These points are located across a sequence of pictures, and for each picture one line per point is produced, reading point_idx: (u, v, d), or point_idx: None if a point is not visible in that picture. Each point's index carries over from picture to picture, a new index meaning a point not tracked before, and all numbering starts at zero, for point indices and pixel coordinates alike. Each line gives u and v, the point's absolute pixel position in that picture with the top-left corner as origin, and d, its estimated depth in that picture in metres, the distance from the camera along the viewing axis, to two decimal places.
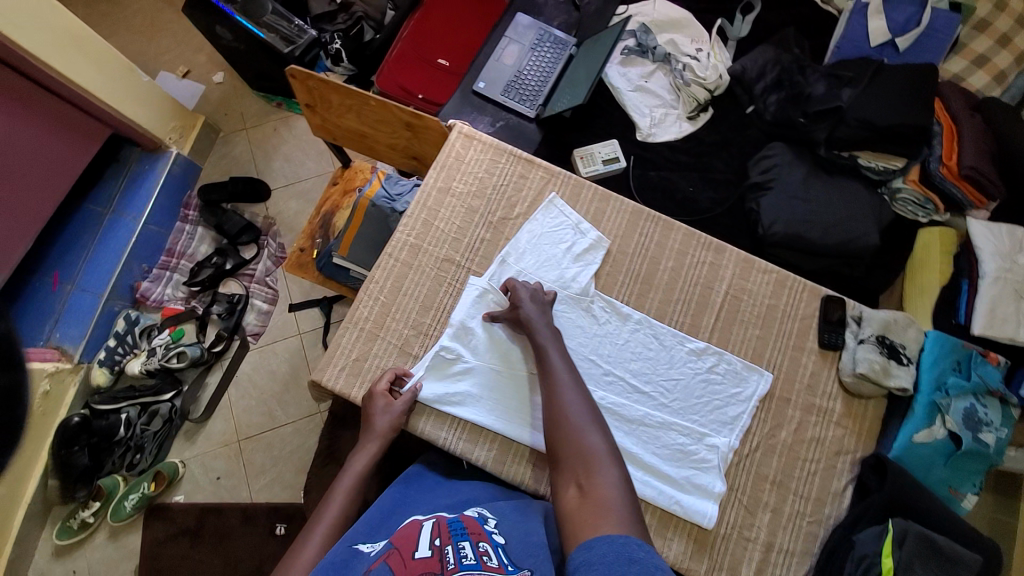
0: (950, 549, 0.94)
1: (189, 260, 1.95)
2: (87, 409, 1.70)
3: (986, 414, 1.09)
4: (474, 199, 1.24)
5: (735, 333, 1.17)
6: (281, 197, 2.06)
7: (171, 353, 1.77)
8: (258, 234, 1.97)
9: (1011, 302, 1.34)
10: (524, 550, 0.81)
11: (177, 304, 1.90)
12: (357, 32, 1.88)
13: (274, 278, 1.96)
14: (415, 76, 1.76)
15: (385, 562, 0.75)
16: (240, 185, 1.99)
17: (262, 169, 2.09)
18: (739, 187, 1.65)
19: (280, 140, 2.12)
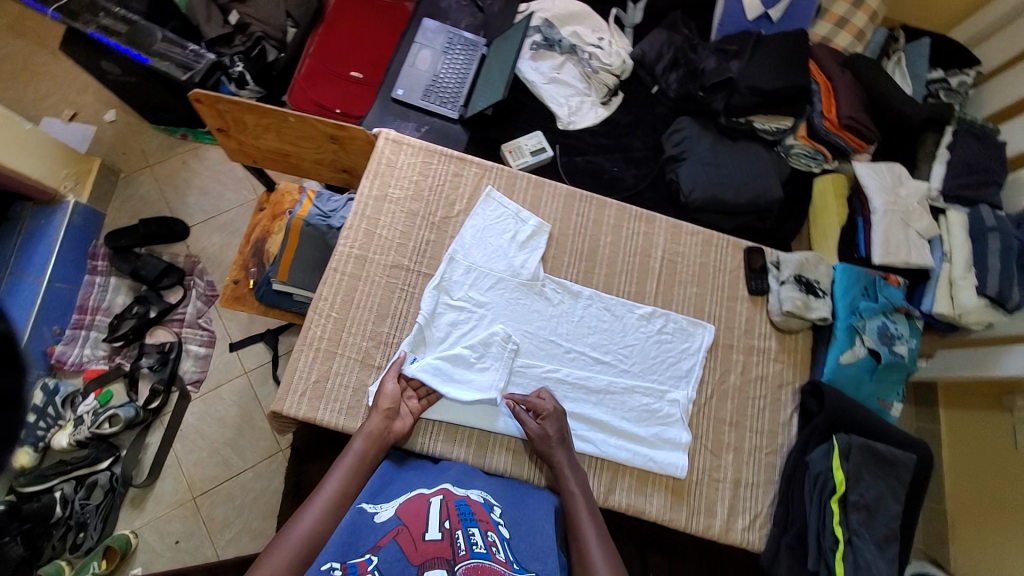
0: (890, 455, 1.07)
1: (106, 314, 1.78)
2: (13, 493, 1.54)
3: (896, 328, 1.23)
4: (413, 203, 1.24)
5: (675, 294, 1.26)
6: (202, 233, 1.94)
7: (101, 419, 1.62)
8: (182, 276, 1.84)
9: (899, 232, 1.55)
10: (529, 548, 0.87)
11: (99, 364, 1.73)
12: (260, 53, 1.81)
13: (207, 319, 1.84)
14: (329, 90, 1.73)
15: (395, 540, 0.79)
16: (154, 227, 1.85)
17: (176, 206, 1.95)
18: (657, 162, 1.77)
19: (192, 173, 1.99)
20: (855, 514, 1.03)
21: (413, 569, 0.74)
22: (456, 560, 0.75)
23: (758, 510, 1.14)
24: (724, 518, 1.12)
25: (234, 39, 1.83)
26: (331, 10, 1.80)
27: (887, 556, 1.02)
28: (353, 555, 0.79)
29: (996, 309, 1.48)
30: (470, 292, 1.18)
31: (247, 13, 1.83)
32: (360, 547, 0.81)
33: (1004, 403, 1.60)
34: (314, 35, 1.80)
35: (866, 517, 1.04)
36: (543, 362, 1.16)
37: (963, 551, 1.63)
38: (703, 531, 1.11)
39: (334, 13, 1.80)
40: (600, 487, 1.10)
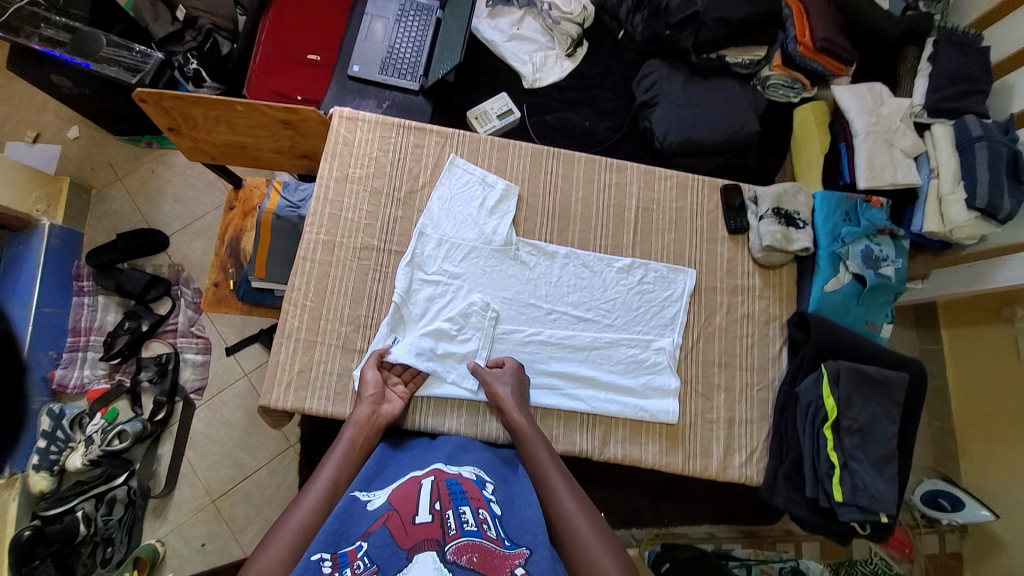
0: (880, 376, 1.06)
1: (100, 333, 1.78)
2: (37, 518, 1.56)
3: (881, 251, 1.20)
4: (376, 181, 1.20)
5: (654, 242, 1.24)
6: (182, 241, 1.91)
7: (110, 435, 1.63)
8: (168, 286, 1.82)
9: (884, 152, 1.49)
10: (519, 525, 0.83)
11: (100, 383, 1.75)
12: (213, 45, 1.72)
13: (200, 326, 1.84)
14: (287, 77, 1.65)
15: (385, 525, 0.76)
16: (132, 240, 1.82)
17: (151, 217, 1.92)
18: (630, 111, 1.71)
19: (162, 181, 1.96)
20: (849, 438, 1.04)
21: (403, 553, 0.71)
22: (447, 539, 0.73)
23: (754, 446, 1.15)
24: (721, 458, 1.13)
25: (185, 35, 1.73)
26: None
27: (884, 476, 1.03)
28: (343, 543, 0.75)
29: (986, 220, 1.43)
30: (444, 266, 1.16)
31: (191, 5, 1.72)
32: (351, 534, 0.77)
33: (1004, 315, 1.64)
34: (261, 20, 1.66)
35: (861, 440, 1.04)
36: (525, 326, 1.16)
37: (972, 461, 1.70)
38: (701, 472, 1.13)
39: None
40: (594, 441, 1.12)
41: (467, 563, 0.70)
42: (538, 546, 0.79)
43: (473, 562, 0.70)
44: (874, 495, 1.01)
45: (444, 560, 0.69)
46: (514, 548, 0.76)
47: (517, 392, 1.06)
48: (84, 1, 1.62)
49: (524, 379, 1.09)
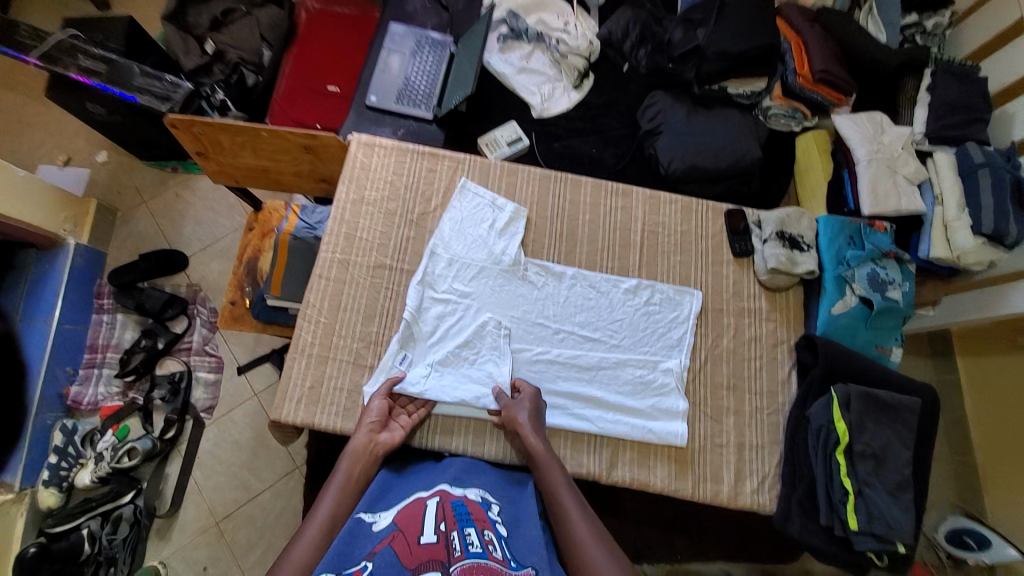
0: (892, 400, 1.05)
1: (116, 350, 1.83)
2: (43, 536, 1.57)
3: (887, 274, 1.21)
4: (390, 203, 1.25)
5: (660, 265, 1.26)
6: (201, 261, 1.98)
7: (120, 452, 1.65)
8: (185, 305, 1.87)
9: (887, 179, 1.52)
10: (524, 546, 0.83)
11: (114, 400, 1.78)
12: (239, 78, 1.82)
13: (214, 344, 1.88)
14: (309, 106, 1.75)
15: (390, 545, 0.76)
16: (153, 260, 1.89)
17: (173, 239, 1.99)
18: (635, 140, 1.76)
19: (185, 204, 2.04)
20: (862, 464, 1.02)
21: (408, 573, 0.70)
22: (452, 560, 0.73)
23: (765, 471, 1.13)
24: (731, 483, 1.12)
25: (213, 68, 1.83)
26: (302, 27, 1.82)
27: (900, 504, 1.01)
28: (348, 564, 0.75)
29: (995, 247, 1.44)
30: (454, 284, 1.19)
31: (221, 40, 1.83)
32: (355, 555, 0.77)
33: (1020, 342, 1.64)
34: (287, 55, 1.80)
35: (875, 466, 1.02)
36: (533, 345, 1.17)
37: (998, 498, 1.66)
38: (711, 498, 1.11)
39: (306, 29, 1.82)
40: (602, 463, 1.11)
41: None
42: (543, 568, 0.79)
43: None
44: (890, 524, 0.99)
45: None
46: (520, 569, 0.77)
47: (533, 415, 1.06)
48: (122, 37, 1.74)
49: (540, 404, 1.08)
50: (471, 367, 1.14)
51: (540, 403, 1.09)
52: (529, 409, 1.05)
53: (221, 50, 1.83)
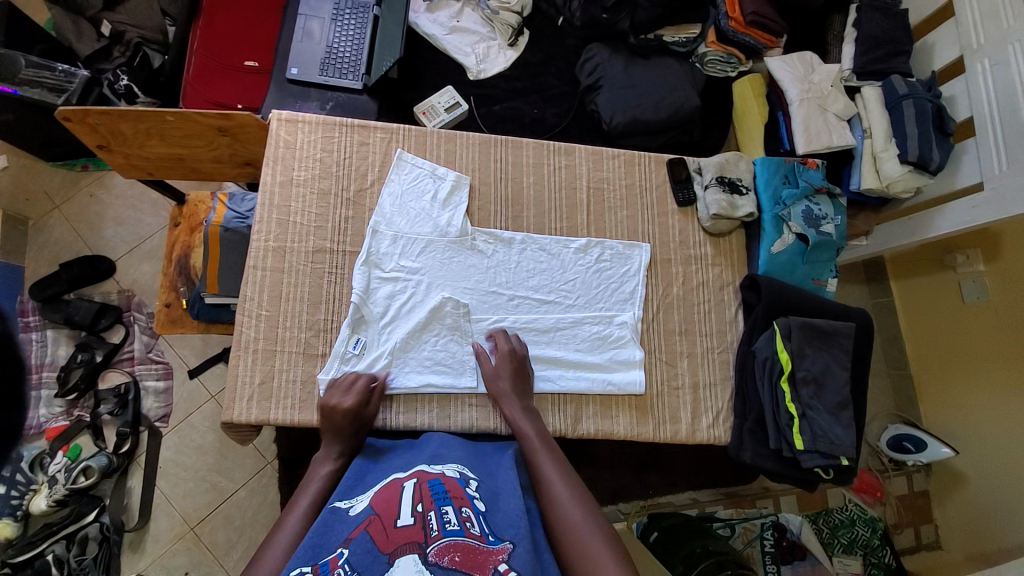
0: (829, 328, 1.12)
1: (53, 369, 1.70)
2: (7, 567, 1.49)
3: (820, 210, 1.26)
4: (322, 181, 1.17)
5: (608, 220, 1.26)
6: (131, 263, 1.83)
7: (75, 473, 1.56)
8: (120, 313, 1.74)
9: (818, 116, 1.56)
10: (503, 520, 0.82)
11: (59, 421, 1.67)
12: (143, 59, 1.64)
13: (158, 351, 1.77)
14: (224, 85, 1.59)
15: (367, 531, 0.75)
16: (76, 268, 1.74)
17: (95, 244, 1.83)
18: (576, 96, 1.73)
19: (103, 205, 1.86)
20: (805, 389, 1.09)
21: (385, 558, 0.70)
22: (429, 541, 0.71)
23: (720, 407, 1.19)
24: (689, 421, 1.17)
25: (113, 51, 1.66)
26: None
27: (841, 422, 1.08)
28: (323, 553, 0.73)
29: (919, 173, 1.50)
30: (402, 262, 1.16)
31: (118, 19, 1.64)
32: (332, 543, 0.76)
33: (946, 263, 1.84)
34: (192, 28, 1.59)
35: (816, 390, 1.09)
36: (487, 314, 1.16)
37: (930, 403, 1.91)
38: (672, 437, 1.16)
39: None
40: (567, 420, 1.14)
41: (449, 564, 0.68)
42: (523, 540, 0.77)
43: (455, 562, 0.69)
44: (832, 440, 1.06)
45: (425, 561, 0.68)
46: (498, 544, 0.76)
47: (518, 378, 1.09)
48: None
49: (521, 356, 1.11)
50: (427, 347, 1.12)
51: (526, 358, 1.12)
52: (509, 365, 1.09)
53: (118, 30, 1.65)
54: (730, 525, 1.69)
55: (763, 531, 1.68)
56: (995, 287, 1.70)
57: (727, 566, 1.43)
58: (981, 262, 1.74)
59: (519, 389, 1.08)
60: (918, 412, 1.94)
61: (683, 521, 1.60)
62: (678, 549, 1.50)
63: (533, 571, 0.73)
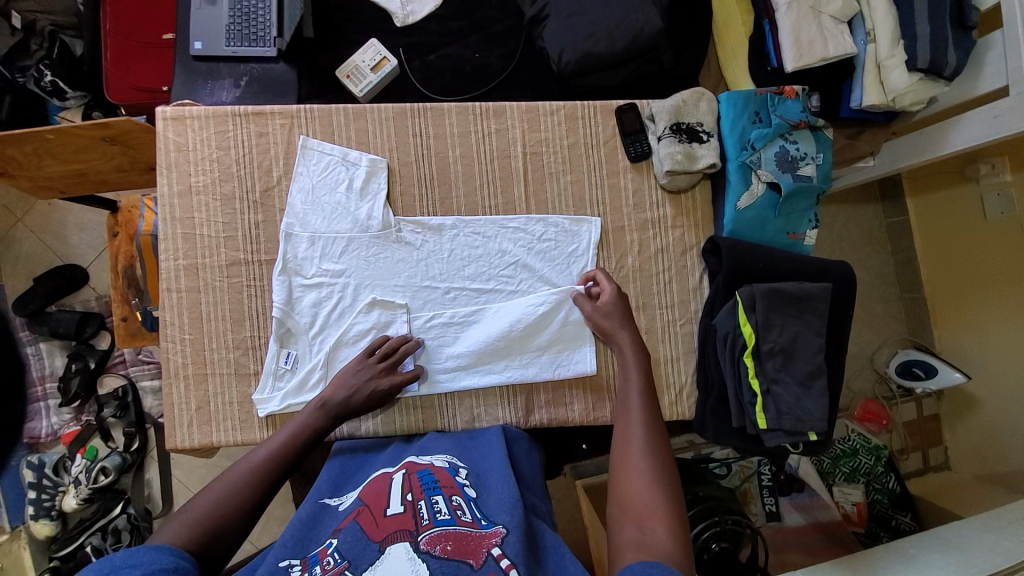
0: (799, 292, 0.99)
1: (55, 380, 1.65)
2: (54, 560, 1.52)
3: (798, 150, 1.07)
4: (224, 185, 1.06)
5: (549, 189, 1.12)
6: (102, 271, 1.72)
7: (94, 472, 1.54)
8: (104, 319, 1.66)
9: (811, 22, 1.26)
10: (496, 505, 0.81)
11: (71, 426, 1.63)
12: (62, 49, 1.40)
13: (148, 352, 1.67)
14: (142, 67, 1.39)
15: (355, 521, 0.76)
16: (51, 280, 1.63)
17: (63, 253, 1.72)
18: (522, 31, 1.49)
19: (63, 211, 1.73)
20: (771, 361, 0.99)
21: (375, 546, 0.71)
22: (419, 530, 0.72)
23: (683, 382, 1.10)
24: None
25: (30, 46, 1.39)
26: None
27: (813, 393, 0.99)
28: (312, 546, 0.74)
29: (932, 80, 1.23)
30: (323, 265, 1.06)
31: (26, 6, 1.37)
32: (320, 536, 0.76)
33: (966, 174, 1.61)
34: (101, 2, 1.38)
35: (784, 361, 1.00)
36: (422, 311, 1.08)
37: (946, 324, 1.76)
38: None
39: None
40: (517, 411, 1.09)
41: (441, 551, 0.68)
42: (515, 529, 0.75)
43: (447, 551, 0.68)
44: (800, 415, 0.98)
45: (417, 550, 0.69)
46: (491, 527, 0.75)
47: (614, 306, 1.03)
48: None
49: (622, 302, 1.04)
50: (349, 354, 1.05)
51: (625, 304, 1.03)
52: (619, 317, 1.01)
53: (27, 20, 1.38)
54: (727, 464, 1.64)
55: (759, 466, 1.63)
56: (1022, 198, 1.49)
57: (716, 512, 1.36)
58: (1008, 170, 1.52)
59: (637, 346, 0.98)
60: (930, 336, 1.81)
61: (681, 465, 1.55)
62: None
63: (527, 558, 0.71)
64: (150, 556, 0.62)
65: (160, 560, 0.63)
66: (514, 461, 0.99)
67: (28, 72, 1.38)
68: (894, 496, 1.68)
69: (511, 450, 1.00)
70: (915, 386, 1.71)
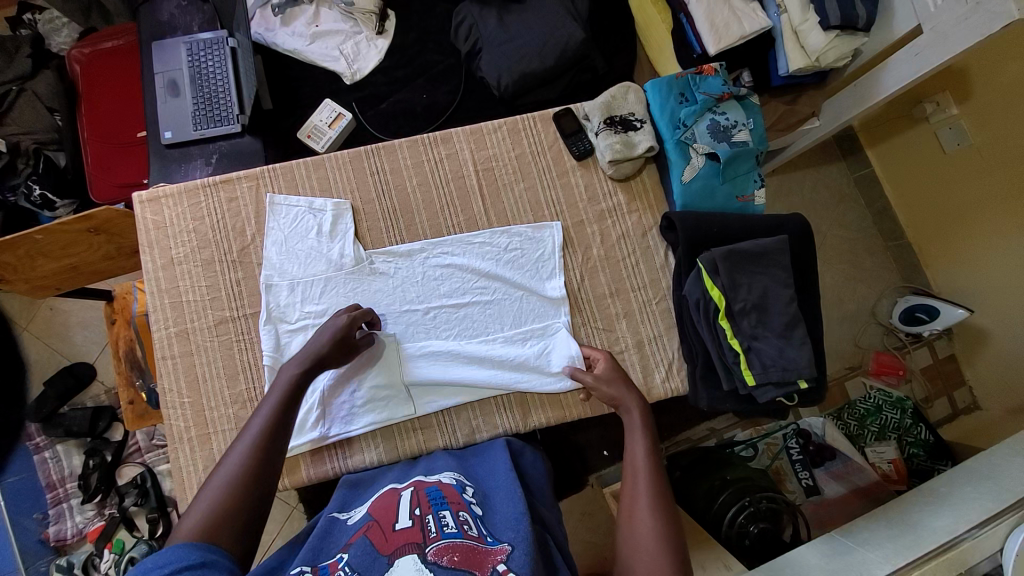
0: (757, 249, 1.03)
1: (76, 479, 1.66)
2: None
3: (728, 120, 1.14)
4: (203, 252, 1.13)
5: (506, 200, 1.18)
6: (106, 363, 1.76)
7: (122, 565, 1.52)
8: (115, 410, 1.68)
9: (722, 7, 1.32)
10: (502, 520, 0.81)
11: (95, 522, 1.62)
12: (47, 163, 1.49)
13: (161, 435, 1.69)
14: (123, 166, 1.50)
15: (365, 536, 0.76)
16: (58, 381, 1.67)
17: (66, 352, 1.76)
18: (462, 65, 1.60)
19: (64, 314, 1.79)
20: (746, 319, 1.01)
21: (384, 558, 0.72)
22: (427, 541, 0.73)
23: (670, 357, 1.12)
24: (641, 381, 1.11)
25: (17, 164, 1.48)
26: (80, 79, 1.51)
27: (794, 342, 1.01)
28: (324, 556, 0.76)
29: (851, 35, 1.31)
30: (306, 308, 1.10)
31: (8, 131, 1.47)
32: (331, 547, 0.78)
33: (916, 115, 1.67)
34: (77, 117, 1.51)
35: (759, 317, 1.02)
36: (407, 334, 1.12)
37: (935, 262, 1.76)
38: None
39: (84, 82, 1.51)
40: (514, 417, 1.11)
41: (449, 563, 0.70)
42: (522, 543, 0.76)
43: (454, 562, 0.70)
44: (786, 366, 0.99)
45: (425, 561, 0.70)
46: (497, 544, 0.76)
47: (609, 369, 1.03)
48: None
49: (619, 368, 1.05)
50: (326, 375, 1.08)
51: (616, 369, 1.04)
52: (621, 382, 1.01)
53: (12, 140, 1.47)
54: (752, 445, 1.59)
55: (786, 441, 1.58)
56: (974, 126, 1.53)
57: (749, 492, 1.32)
58: (953, 104, 1.57)
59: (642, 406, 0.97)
60: (926, 278, 1.80)
61: (703, 453, 1.52)
62: (697, 485, 1.42)
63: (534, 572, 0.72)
64: (175, 555, 0.64)
65: (189, 555, 0.65)
66: (520, 471, 1.00)
67: (18, 189, 1.47)
68: (931, 448, 1.61)
69: (518, 462, 1.02)
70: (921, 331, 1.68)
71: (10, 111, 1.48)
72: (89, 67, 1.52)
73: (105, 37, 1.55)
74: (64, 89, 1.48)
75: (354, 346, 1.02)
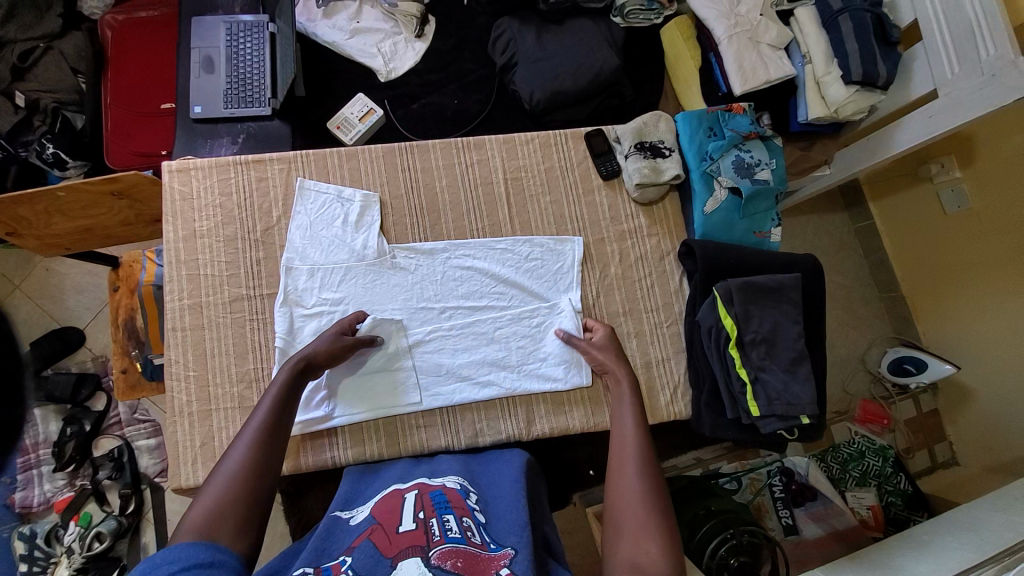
0: (772, 284, 1.06)
1: (50, 446, 1.59)
2: None
3: (752, 157, 1.18)
4: (226, 228, 1.13)
5: (531, 210, 1.21)
6: (97, 332, 1.72)
7: (88, 539, 1.47)
8: (100, 379, 1.65)
9: (752, 51, 1.38)
10: (503, 526, 0.81)
11: (65, 492, 1.56)
12: (64, 123, 1.48)
13: (144, 410, 1.65)
14: (145, 135, 1.50)
15: (369, 539, 0.75)
16: (46, 344, 1.63)
17: (57, 315, 1.72)
18: (495, 78, 1.64)
19: (61, 276, 1.75)
20: (755, 351, 1.04)
21: (387, 562, 0.71)
22: (430, 545, 0.72)
23: (676, 380, 1.14)
24: (646, 400, 1.12)
25: (33, 121, 1.46)
26: (110, 45, 1.51)
27: (798, 378, 1.04)
28: (326, 558, 0.74)
29: (870, 90, 1.35)
30: (323, 295, 1.11)
31: (29, 87, 1.46)
32: (333, 549, 0.76)
33: (921, 175, 1.74)
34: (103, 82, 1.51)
35: (767, 349, 1.05)
36: (423, 331, 1.12)
37: (928, 319, 1.81)
38: None
39: (114, 46, 1.51)
40: (520, 424, 1.11)
41: (452, 568, 0.69)
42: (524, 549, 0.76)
43: (457, 568, 0.69)
44: (790, 400, 1.02)
45: (428, 564, 0.69)
46: (500, 549, 0.76)
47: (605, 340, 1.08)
48: None
49: (614, 338, 1.10)
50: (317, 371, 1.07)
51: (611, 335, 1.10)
52: (613, 352, 1.06)
53: (33, 97, 1.46)
54: (737, 478, 1.60)
55: (770, 477, 1.59)
56: (975, 192, 1.60)
57: (730, 524, 1.33)
58: (956, 168, 1.64)
59: (631, 381, 1.01)
60: (916, 332, 1.85)
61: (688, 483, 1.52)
62: (680, 513, 1.41)
63: None
64: (184, 552, 0.62)
65: (196, 554, 0.62)
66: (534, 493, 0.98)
67: (30, 146, 1.45)
68: (909, 498, 1.64)
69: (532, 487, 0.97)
70: (910, 382, 1.73)
71: (33, 67, 1.47)
72: (119, 33, 1.53)
73: (142, 7, 1.56)
74: (92, 51, 1.48)
75: (351, 348, 1.02)
